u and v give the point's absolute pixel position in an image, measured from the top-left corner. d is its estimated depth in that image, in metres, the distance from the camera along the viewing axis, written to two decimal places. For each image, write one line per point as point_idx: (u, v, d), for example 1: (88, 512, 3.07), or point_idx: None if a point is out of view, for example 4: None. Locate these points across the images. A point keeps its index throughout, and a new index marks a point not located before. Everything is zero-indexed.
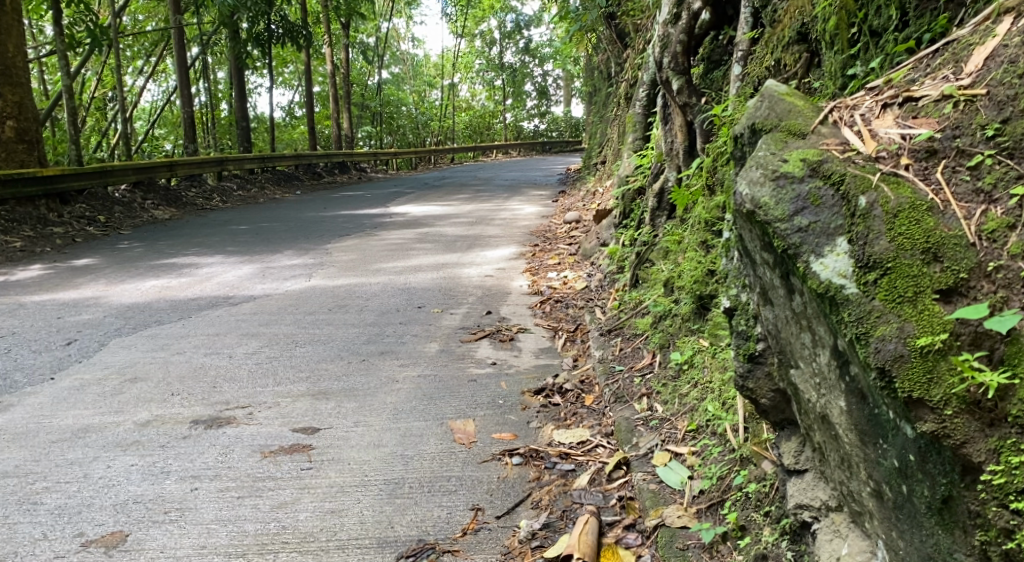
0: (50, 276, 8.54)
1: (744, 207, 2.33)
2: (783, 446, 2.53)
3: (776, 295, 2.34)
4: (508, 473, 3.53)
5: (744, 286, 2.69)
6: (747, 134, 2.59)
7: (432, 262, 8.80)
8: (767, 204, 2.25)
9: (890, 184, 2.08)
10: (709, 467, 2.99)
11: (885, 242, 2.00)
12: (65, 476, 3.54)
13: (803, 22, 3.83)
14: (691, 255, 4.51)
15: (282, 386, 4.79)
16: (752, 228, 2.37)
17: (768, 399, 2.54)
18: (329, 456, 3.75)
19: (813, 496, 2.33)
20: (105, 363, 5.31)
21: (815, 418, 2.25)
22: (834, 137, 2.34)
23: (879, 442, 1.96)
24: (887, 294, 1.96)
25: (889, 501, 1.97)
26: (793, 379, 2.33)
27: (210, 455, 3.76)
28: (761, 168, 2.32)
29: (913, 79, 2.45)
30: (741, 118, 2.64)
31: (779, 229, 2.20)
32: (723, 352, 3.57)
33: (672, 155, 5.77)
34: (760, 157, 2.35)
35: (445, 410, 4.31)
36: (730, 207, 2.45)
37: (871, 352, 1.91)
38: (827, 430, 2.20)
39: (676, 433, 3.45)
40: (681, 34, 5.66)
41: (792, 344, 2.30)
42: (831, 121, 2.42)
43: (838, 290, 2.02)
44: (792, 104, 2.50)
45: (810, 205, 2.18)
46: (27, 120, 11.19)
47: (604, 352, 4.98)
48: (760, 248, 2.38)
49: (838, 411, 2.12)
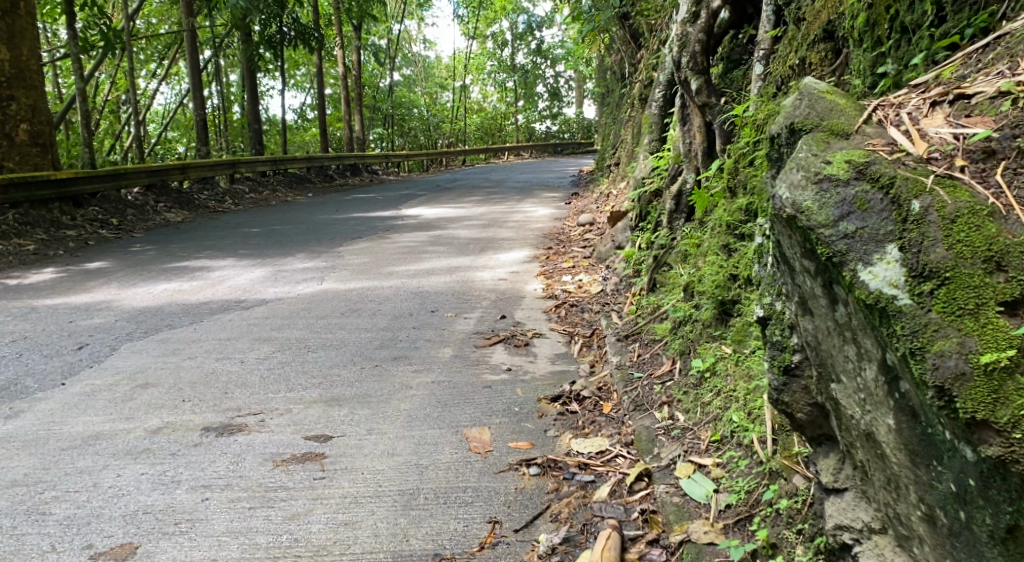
0: (63, 279, 8.52)
1: (785, 212, 2.22)
2: (820, 463, 2.43)
3: (816, 305, 2.23)
4: (526, 484, 3.43)
5: (778, 294, 2.56)
6: (786, 135, 2.50)
7: (445, 265, 8.71)
8: (811, 208, 2.13)
9: (946, 187, 1.97)
10: (735, 482, 2.90)
11: (941, 250, 1.89)
12: (75, 485, 3.47)
13: (829, 20, 3.76)
14: (712, 259, 4.42)
15: (294, 392, 4.72)
16: (792, 233, 2.26)
17: (805, 413, 2.44)
18: (342, 465, 3.67)
19: (854, 516, 2.25)
20: (116, 368, 5.25)
21: (858, 435, 2.16)
22: (879, 137, 2.24)
23: (933, 464, 1.87)
24: (944, 307, 1.84)
25: (943, 526, 1.88)
26: (832, 393, 2.22)
27: (221, 463, 3.68)
28: (803, 170, 2.22)
29: (963, 76, 2.40)
30: (779, 118, 2.57)
31: (823, 235, 2.09)
32: (749, 359, 3.49)
33: (690, 157, 5.66)
34: (801, 159, 2.25)
35: (460, 417, 4.23)
36: (769, 211, 2.34)
37: (927, 369, 1.81)
38: (872, 449, 2.10)
39: (699, 444, 3.36)
40: (700, 33, 5.61)
41: (834, 357, 2.19)
42: (875, 120, 2.34)
43: (890, 301, 1.91)
44: (834, 103, 2.44)
45: (857, 210, 2.06)
46: (41, 123, 11.19)
47: (622, 358, 4.89)
48: (800, 255, 2.26)
49: (885, 429, 2.02)
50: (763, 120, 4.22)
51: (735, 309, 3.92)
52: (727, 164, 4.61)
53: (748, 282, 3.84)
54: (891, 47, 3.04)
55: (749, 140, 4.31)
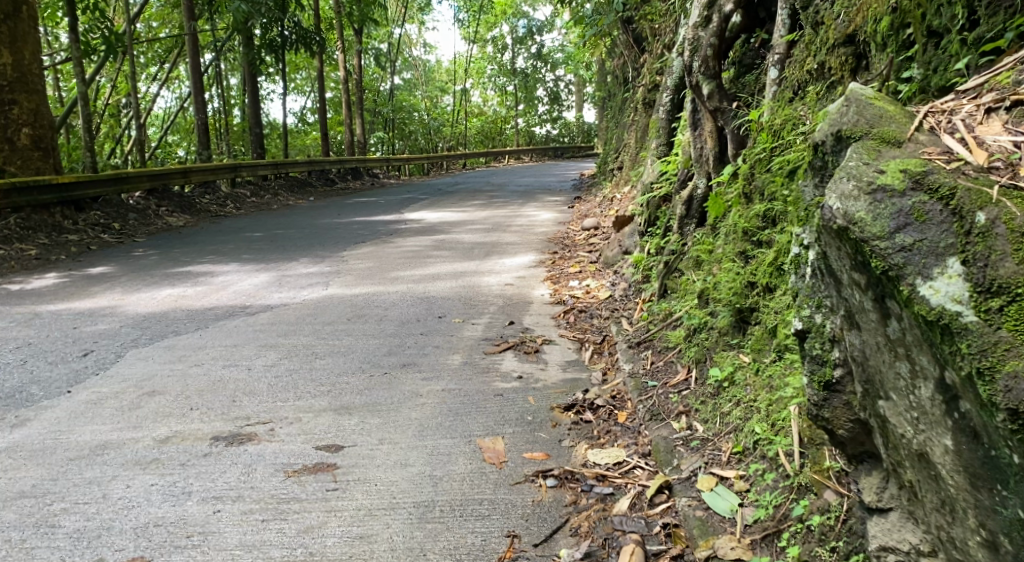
0: (66, 285, 8.46)
1: (835, 222, 2.14)
2: (863, 482, 2.39)
3: (866, 319, 2.15)
4: (544, 496, 3.38)
5: (819, 307, 2.50)
6: (830, 142, 2.43)
7: (450, 269, 8.65)
8: (863, 219, 2.06)
9: (1012, 199, 1.90)
10: (761, 496, 2.86)
11: (1011, 264, 1.81)
12: (84, 497, 3.41)
13: (850, 24, 3.70)
14: (727, 265, 4.36)
15: (303, 400, 4.65)
16: (841, 245, 2.18)
17: (846, 430, 2.40)
18: (354, 476, 3.60)
19: (901, 538, 2.19)
20: (122, 375, 5.19)
21: (909, 456, 2.07)
22: (934, 145, 2.18)
23: (997, 489, 1.78)
24: (1015, 325, 1.76)
25: (1006, 554, 1.79)
26: (881, 411, 2.15)
27: (232, 474, 3.62)
28: (854, 180, 2.14)
29: (1019, 80, 2.34)
30: (821, 125, 2.49)
31: (878, 248, 2.00)
32: (769, 369, 3.43)
33: (702, 162, 5.58)
34: (851, 167, 2.17)
35: (472, 426, 4.17)
36: (815, 222, 2.27)
37: (998, 391, 1.71)
38: (924, 470, 2.02)
39: (720, 455, 3.31)
40: (712, 37, 5.56)
41: (883, 374, 2.11)
42: (926, 128, 2.27)
43: (954, 318, 1.81)
44: (882, 108, 2.35)
45: (914, 222, 1.98)
46: (43, 127, 11.13)
47: (635, 365, 4.83)
48: (850, 267, 2.18)
49: (940, 450, 1.93)
50: (780, 126, 4.18)
51: (754, 318, 3.85)
52: (742, 170, 4.52)
53: (768, 290, 3.80)
54: (918, 51, 3.00)
55: (766, 146, 4.27)
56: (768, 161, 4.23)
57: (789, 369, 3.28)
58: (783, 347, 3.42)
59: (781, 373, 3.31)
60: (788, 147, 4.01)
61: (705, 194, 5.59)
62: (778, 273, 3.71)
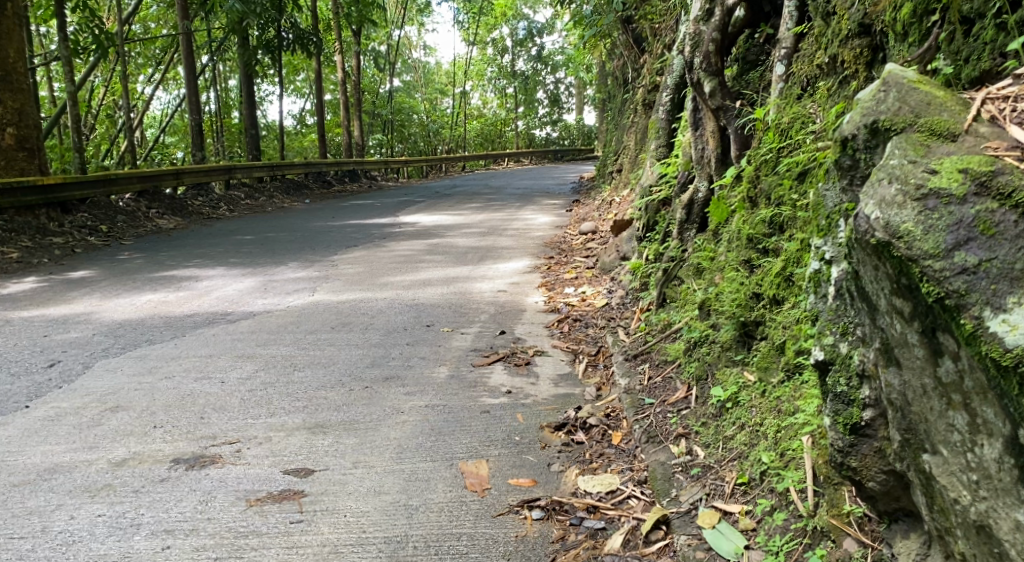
0: (43, 290, 8.14)
1: (875, 237, 1.85)
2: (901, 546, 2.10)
3: (908, 357, 1.86)
4: (528, 531, 3.07)
5: (844, 334, 2.25)
6: (862, 135, 2.12)
7: (442, 275, 8.32)
8: (912, 232, 1.77)
9: None
10: (771, 540, 2.56)
11: None
12: (22, 530, 3.13)
13: (865, 13, 3.37)
14: (730, 274, 4.03)
15: (276, 417, 4.34)
16: (880, 264, 1.88)
17: (878, 483, 2.14)
18: (322, 506, 3.29)
19: None
20: (86, 389, 4.88)
21: (963, 525, 1.77)
22: (997, 138, 1.91)
23: None
24: None
25: None
26: (925, 468, 1.86)
27: (189, 502, 3.33)
28: (898, 183, 1.87)
29: None
30: (852, 116, 2.19)
31: (931, 269, 1.72)
32: (777, 391, 3.13)
33: (703, 164, 5.29)
34: (893, 167, 1.91)
35: (455, 448, 3.85)
36: (848, 234, 1.98)
37: None
38: (983, 546, 1.72)
39: (723, 486, 2.99)
40: (714, 32, 5.23)
41: (929, 424, 1.82)
42: (986, 117, 2.01)
43: None
44: (930, 94, 2.08)
45: (980, 236, 1.71)
46: (27, 127, 10.84)
47: (631, 381, 4.51)
48: (889, 294, 1.88)
49: (1009, 525, 1.64)
50: (788, 124, 3.90)
51: (759, 332, 3.54)
52: (746, 173, 4.21)
53: (775, 302, 3.48)
54: (943, 38, 2.73)
55: (773, 146, 3.97)
56: (775, 163, 3.93)
57: (799, 392, 2.97)
58: (792, 367, 3.12)
59: (790, 396, 3.00)
60: (797, 147, 3.72)
61: (706, 198, 5.28)
62: (787, 284, 3.41)
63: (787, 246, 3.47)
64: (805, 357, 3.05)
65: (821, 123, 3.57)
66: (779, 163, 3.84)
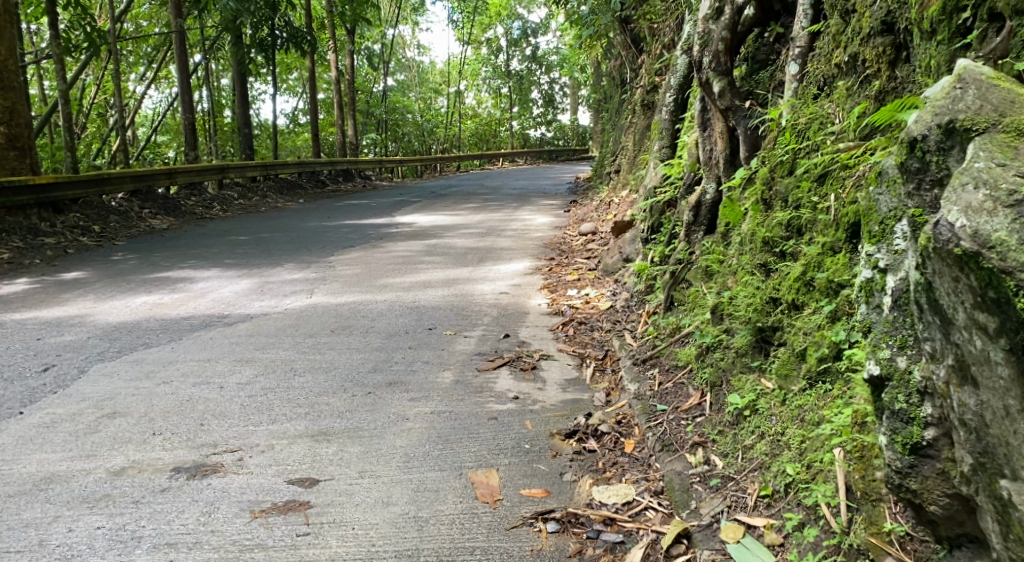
0: (36, 291, 8.00)
1: (959, 247, 1.75)
2: None
3: (989, 375, 1.77)
4: (544, 544, 2.99)
5: (902, 348, 2.18)
6: (936, 135, 2.04)
7: (443, 276, 8.22)
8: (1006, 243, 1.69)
9: None
10: (801, 556, 2.49)
11: None
12: (17, 544, 3.03)
13: (888, 10, 3.30)
14: (744, 277, 3.92)
15: (277, 424, 4.23)
16: (960, 275, 1.78)
17: (940, 507, 2.09)
18: (330, 518, 3.19)
19: None
20: (82, 394, 4.76)
21: None
22: None
23: None
24: None
25: None
26: (1007, 493, 1.79)
27: (191, 514, 3.23)
28: (986, 189, 1.79)
29: None
30: (923, 115, 2.10)
31: None
32: (798, 399, 3.04)
33: (711, 165, 5.21)
34: (979, 171, 1.84)
35: (464, 456, 3.75)
36: (924, 241, 1.88)
37: None
38: None
39: (745, 498, 2.92)
40: (724, 31, 5.16)
41: (1014, 448, 1.75)
42: None
43: None
44: (1011, 91, 1.99)
45: None
46: (18, 126, 10.70)
47: (641, 386, 4.42)
48: (966, 308, 1.79)
49: None
50: (805, 124, 3.81)
51: (776, 339, 3.44)
52: (760, 174, 4.10)
53: (794, 307, 3.40)
54: (975, 37, 2.68)
55: (789, 147, 3.87)
56: (791, 165, 3.82)
57: (823, 401, 2.90)
58: (815, 374, 3.03)
59: (813, 405, 2.93)
60: (815, 149, 3.64)
61: (714, 199, 5.17)
62: (807, 288, 3.33)
63: (807, 250, 3.40)
64: (831, 365, 2.97)
65: (841, 124, 3.51)
66: (796, 165, 3.75)
